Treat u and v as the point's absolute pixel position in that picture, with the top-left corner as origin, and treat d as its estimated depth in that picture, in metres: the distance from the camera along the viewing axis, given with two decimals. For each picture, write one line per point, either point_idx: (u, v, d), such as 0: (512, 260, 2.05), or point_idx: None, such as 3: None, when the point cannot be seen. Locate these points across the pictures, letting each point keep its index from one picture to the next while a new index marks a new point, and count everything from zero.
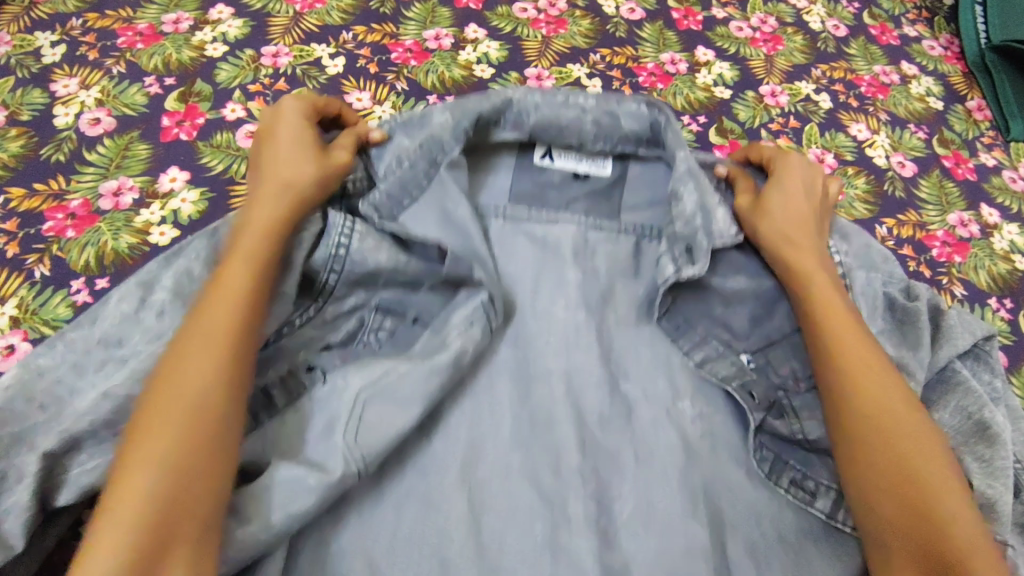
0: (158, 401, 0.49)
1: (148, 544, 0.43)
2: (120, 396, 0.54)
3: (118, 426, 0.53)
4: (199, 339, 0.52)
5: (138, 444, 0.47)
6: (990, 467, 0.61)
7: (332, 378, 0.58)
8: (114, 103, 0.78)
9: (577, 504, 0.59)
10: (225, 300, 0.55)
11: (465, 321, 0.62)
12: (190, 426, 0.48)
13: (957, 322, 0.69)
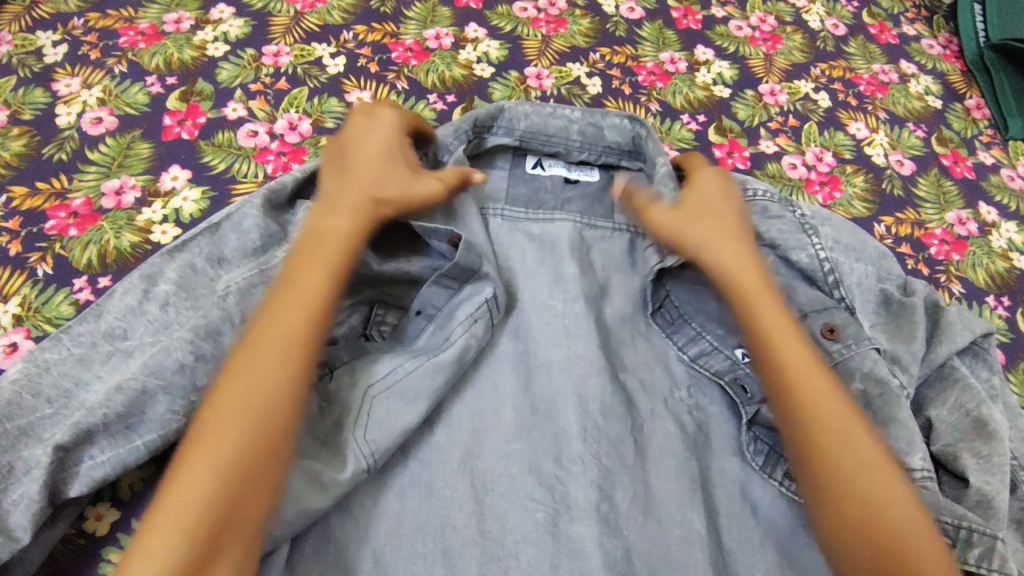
0: (223, 397, 0.49)
1: (206, 536, 0.44)
2: (133, 389, 0.54)
3: (130, 418, 0.54)
4: (269, 340, 0.51)
5: (202, 442, 0.47)
6: (987, 463, 0.61)
7: (340, 375, 0.60)
8: (116, 102, 0.79)
9: (579, 491, 0.60)
10: (295, 305, 0.54)
11: (470, 318, 0.64)
12: (257, 432, 0.48)
13: (957, 319, 0.69)
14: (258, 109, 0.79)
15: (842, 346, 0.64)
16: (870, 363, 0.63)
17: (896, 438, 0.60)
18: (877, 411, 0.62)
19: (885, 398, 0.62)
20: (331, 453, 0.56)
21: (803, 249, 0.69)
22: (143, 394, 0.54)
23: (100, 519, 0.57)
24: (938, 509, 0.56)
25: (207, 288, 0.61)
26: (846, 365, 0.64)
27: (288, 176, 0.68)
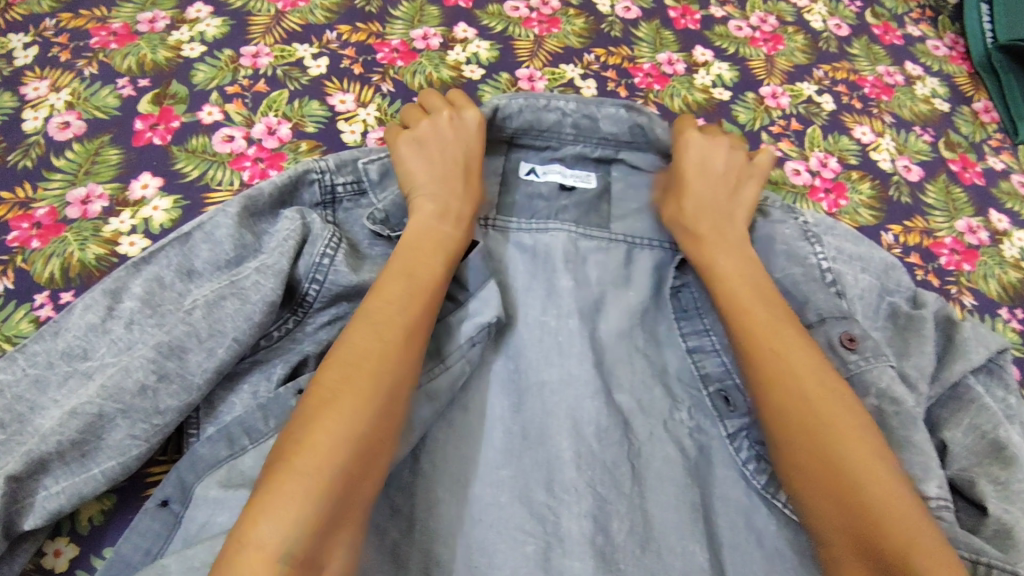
0: (351, 373, 0.48)
1: (326, 515, 0.42)
2: (89, 413, 0.51)
3: (85, 446, 0.51)
4: (400, 323, 0.52)
5: (338, 413, 0.46)
6: (1005, 490, 0.58)
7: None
8: (85, 106, 0.75)
9: (572, 522, 0.56)
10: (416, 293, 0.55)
11: (467, 342, 0.60)
12: (386, 412, 0.48)
13: (972, 336, 0.65)
14: (235, 112, 0.76)
15: (860, 357, 0.60)
16: (888, 378, 0.59)
17: (909, 463, 0.56)
18: (893, 431, 0.57)
19: (901, 417, 0.57)
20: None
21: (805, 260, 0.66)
22: (100, 419, 0.51)
23: (59, 555, 0.53)
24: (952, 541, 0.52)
25: (173, 302, 0.56)
26: (860, 378, 0.60)
27: (267, 183, 0.63)
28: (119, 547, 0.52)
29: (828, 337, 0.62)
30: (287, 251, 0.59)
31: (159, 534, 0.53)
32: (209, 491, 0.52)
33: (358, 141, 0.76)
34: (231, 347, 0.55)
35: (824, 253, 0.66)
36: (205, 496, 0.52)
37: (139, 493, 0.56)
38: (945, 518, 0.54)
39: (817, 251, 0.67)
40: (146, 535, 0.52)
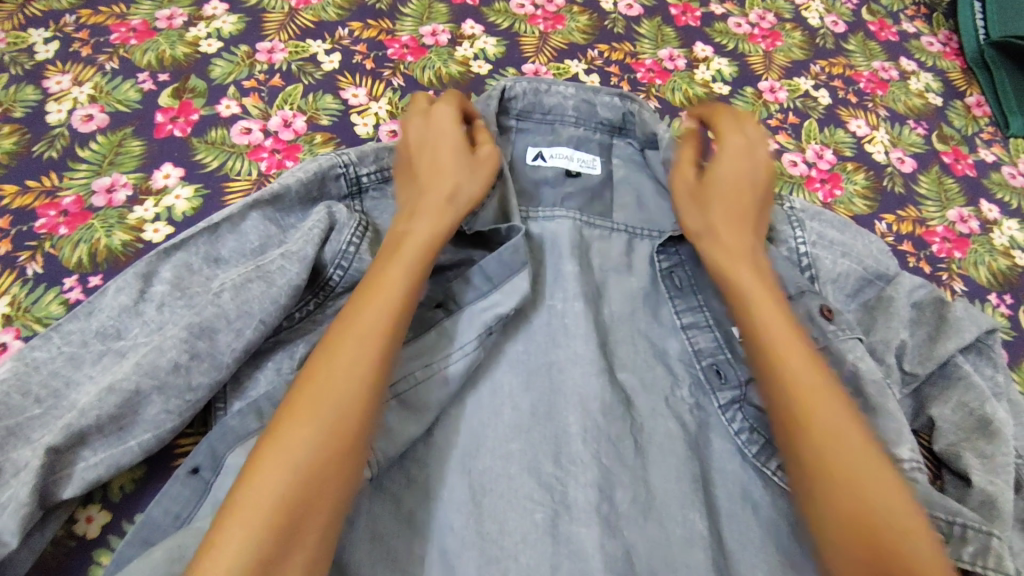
0: (308, 387, 0.48)
1: (281, 520, 0.42)
2: (127, 390, 0.53)
3: (123, 420, 0.53)
4: (358, 329, 0.51)
5: (290, 427, 0.46)
6: (990, 463, 0.61)
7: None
8: (107, 99, 0.78)
9: (579, 492, 0.58)
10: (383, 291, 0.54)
11: (483, 329, 0.63)
12: (344, 408, 0.47)
13: (964, 315, 0.67)
14: (252, 106, 0.78)
15: (836, 327, 0.64)
16: (860, 351, 0.63)
17: (883, 429, 0.59)
18: (869, 398, 0.60)
19: (876, 386, 0.61)
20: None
21: (783, 242, 0.71)
22: (137, 395, 0.53)
23: (91, 521, 0.56)
24: (930, 504, 0.55)
25: (201, 285, 0.59)
26: (836, 347, 0.63)
27: (292, 178, 0.64)
28: (151, 511, 0.54)
29: (808, 308, 0.65)
30: (314, 239, 0.61)
31: (189, 498, 0.55)
32: (240, 459, 0.54)
33: (370, 133, 0.79)
34: (258, 328, 0.57)
35: (803, 238, 0.71)
36: (237, 463, 0.54)
37: (167, 464, 0.59)
38: (919, 480, 0.57)
39: (797, 236, 0.71)
40: (177, 499, 0.55)
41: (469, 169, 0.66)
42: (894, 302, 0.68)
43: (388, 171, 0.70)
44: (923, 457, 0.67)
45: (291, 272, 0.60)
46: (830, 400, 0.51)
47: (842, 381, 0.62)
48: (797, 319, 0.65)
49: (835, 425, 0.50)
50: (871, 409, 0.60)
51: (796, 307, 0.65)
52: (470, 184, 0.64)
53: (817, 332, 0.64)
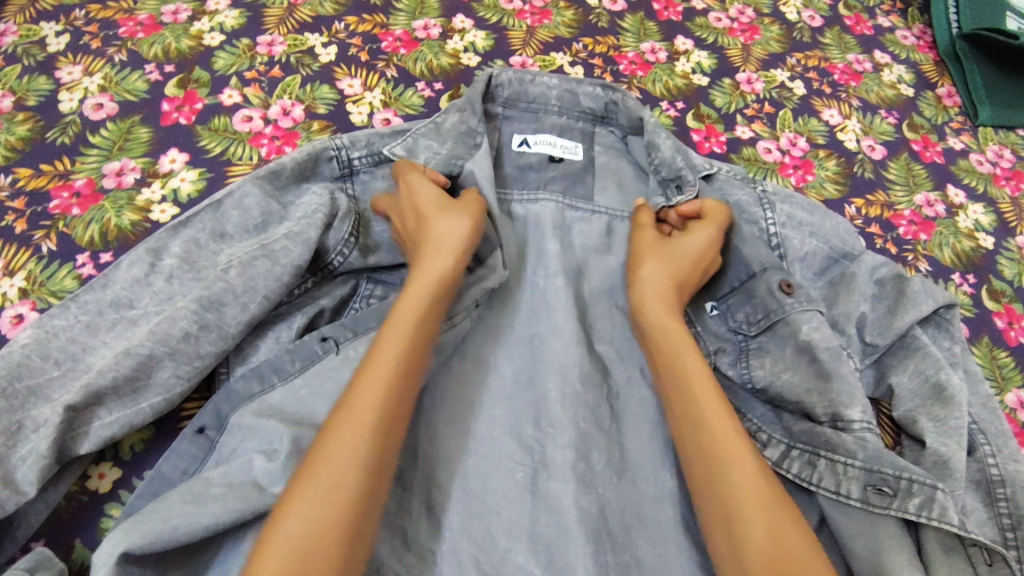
0: (338, 426, 0.50)
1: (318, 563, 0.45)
2: (142, 354, 0.56)
3: (139, 383, 0.57)
4: (380, 366, 0.54)
5: (327, 464, 0.48)
6: (943, 426, 0.65)
7: (344, 350, 0.63)
8: (116, 89, 0.82)
9: (558, 452, 0.63)
10: (400, 329, 0.56)
11: (472, 303, 0.67)
12: (365, 456, 0.49)
13: (921, 289, 0.72)
14: (253, 95, 0.83)
15: (795, 300, 0.68)
16: (818, 321, 0.67)
17: (838, 392, 0.64)
18: (824, 363, 0.65)
19: (830, 352, 0.65)
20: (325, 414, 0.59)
21: (756, 224, 0.76)
22: (150, 360, 0.57)
23: (103, 477, 0.60)
24: (879, 461, 0.60)
25: (208, 260, 0.63)
26: (795, 317, 0.68)
27: (287, 157, 0.70)
28: (161, 465, 0.59)
29: (768, 283, 0.70)
30: (317, 223, 0.65)
31: (195, 455, 0.60)
32: (244, 418, 0.59)
33: (364, 121, 0.83)
34: (262, 304, 0.61)
35: (773, 219, 0.76)
36: (241, 422, 0.59)
37: (175, 426, 0.63)
38: (869, 438, 0.62)
39: (768, 218, 0.76)
40: (184, 456, 0.60)
41: (457, 210, 0.65)
42: (855, 278, 0.73)
43: (381, 155, 0.74)
44: (884, 424, 0.72)
45: (293, 250, 0.63)
46: (681, 340, 0.62)
47: (800, 349, 0.67)
48: (760, 295, 0.70)
49: (675, 355, 0.61)
50: (827, 374, 0.65)
51: (759, 283, 0.71)
52: (459, 231, 0.63)
53: (776, 305, 0.69)
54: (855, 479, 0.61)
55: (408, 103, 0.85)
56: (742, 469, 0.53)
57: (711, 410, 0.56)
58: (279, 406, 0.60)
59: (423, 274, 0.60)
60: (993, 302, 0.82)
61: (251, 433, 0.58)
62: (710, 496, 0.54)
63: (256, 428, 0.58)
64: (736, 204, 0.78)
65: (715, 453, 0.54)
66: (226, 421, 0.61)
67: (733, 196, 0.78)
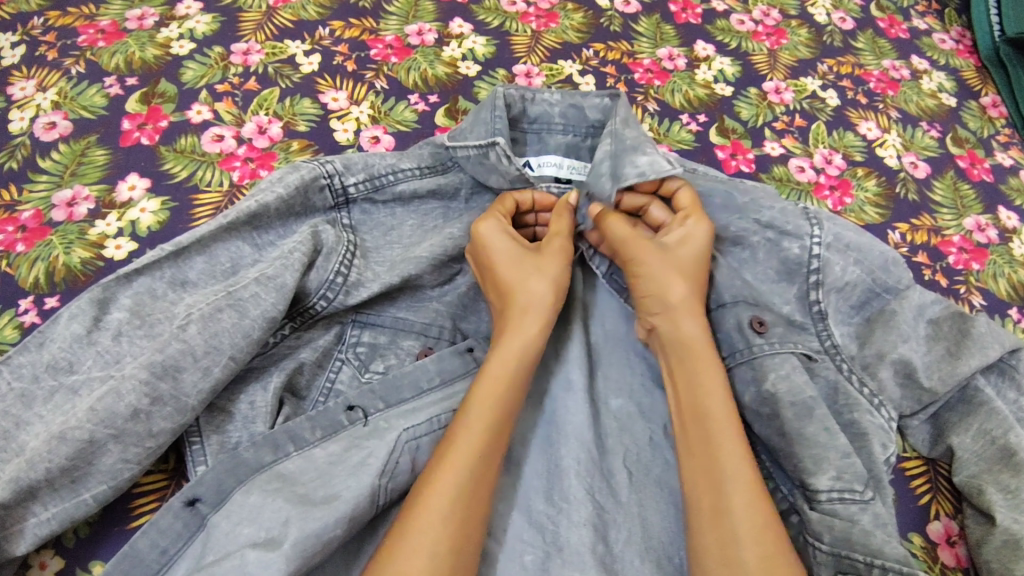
0: (428, 496, 0.46)
1: None
2: (80, 440, 0.48)
3: (77, 472, 0.49)
4: (476, 425, 0.50)
5: (406, 544, 0.44)
6: (1015, 499, 0.57)
7: (373, 421, 0.55)
8: (71, 106, 0.73)
9: (573, 531, 0.54)
10: (494, 386, 0.53)
11: (465, 347, 0.61)
12: (439, 522, 0.45)
13: (987, 331, 0.62)
14: (225, 111, 0.74)
15: (766, 342, 0.59)
16: (789, 368, 0.57)
17: (803, 458, 0.54)
18: (786, 423, 0.55)
19: (796, 408, 0.55)
20: (348, 486, 0.50)
21: (797, 238, 0.62)
22: (91, 445, 0.48)
23: (44, 567, 0.52)
24: (847, 544, 0.51)
25: (164, 313, 0.55)
26: (762, 361, 0.58)
27: (271, 195, 0.59)
28: (135, 542, 0.49)
29: (738, 318, 0.60)
30: (295, 266, 0.56)
31: (179, 534, 0.50)
32: (249, 495, 0.50)
33: (351, 140, 0.74)
34: (228, 365, 0.53)
35: (820, 238, 0.62)
36: (245, 499, 0.50)
37: (125, 506, 0.54)
38: (839, 513, 0.52)
39: (814, 234, 0.62)
40: (166, 533, 0.50)
41: (535, 266, 0.59)
42: (897, 316, 0.62)
43: (380, 178, 0.65)
44: (943, 489, 0.64)
45: (271, 300, 0.54)
46: (704, 371, 0.54)
47: (761, 400, 0.57)
48: (726, 330, 0.61)
49: (702, 389, 0.54)
50: (788, 436, 0.55)
51: (727, 316, 0.61)
52: (542, 295, 0.57)
53: (742, 344, 0.59)
54: (823, 565, 0.51)
55: (400, 119, 0.76)
56: (752, 531, 0.47)
57: (733, 458, 0.50)
58: (292, 477, 0.52)
59: (520, 327, 0.56)
60: None
61: (250, 517, 0.49)
62: (716, 556, 0.47)
63: (259, 513, 0.49)
64: (773, 214, 0.63)
65: (733, 504, 0.48)
66: (227, 496, 0.51)
67: (768, 206, 0.64)
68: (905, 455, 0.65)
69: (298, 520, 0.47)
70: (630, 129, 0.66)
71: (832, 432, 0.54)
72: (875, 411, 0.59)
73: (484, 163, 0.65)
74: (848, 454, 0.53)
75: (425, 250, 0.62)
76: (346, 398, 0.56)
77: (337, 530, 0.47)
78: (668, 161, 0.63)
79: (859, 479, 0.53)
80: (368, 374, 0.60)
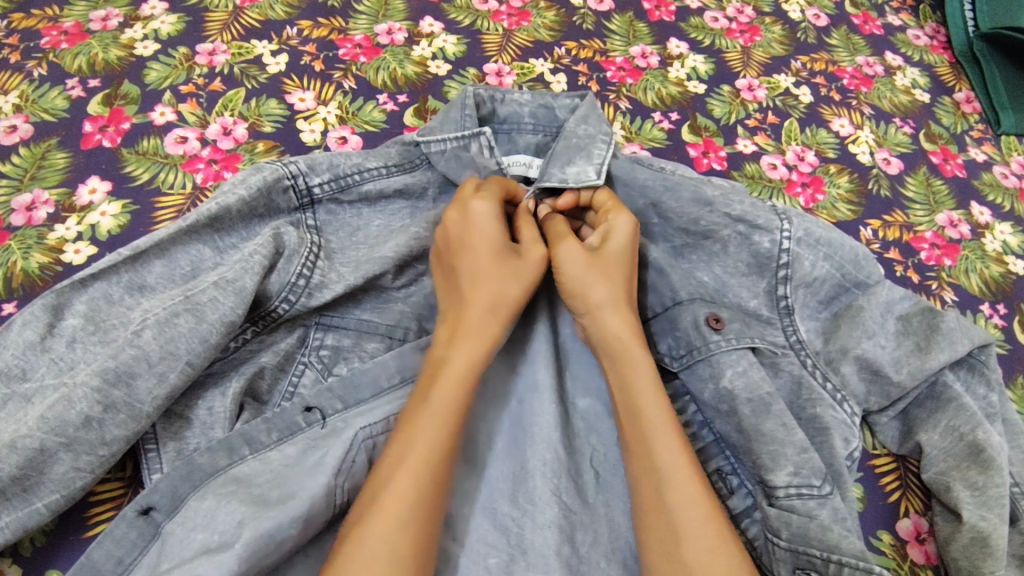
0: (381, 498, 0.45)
1: None
2: (31, 449, 0.47)
3: (28, 482, 0.47)
4: (426, 425, 0.49)
5: (354, 551, 0.43)
6: (983, 496, 0.57)
7: (330, 423, 0.55)
8: (32, 108, 0.72)
9: (541, 535, 0.53)
10: (449, 386, 0.51)
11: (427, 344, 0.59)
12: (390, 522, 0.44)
13: (956, 326, 0.61)
14: (189, 112, 0.73)
15: (722, 338, 0.58)
16: (745, 364, 0.57)
17: (760, 454, 0.54)
18: (743, 419, 0.55)
19: (752, 404, 0.55)
20: (304, 485, 0.49)
21: (768, 232, 0.62)
22: (41, 454, 0.47)
23: None
24: (805, 540, 0.50)
25: (119, 319, 0.54)
26: (717, 359, 0.57)
27: (233, 196, 0.58)
28: (91, 551, 0.48)
29: (694, 316, 0.60)
30: (255, 269, 0.55)
31: (135, 542, 0.49)
32: (203, 500, 0.49)
33: (317, 140, 0.73)
34: (185, 371, 0.51)
35: (790, 233, 0.62)
36: (199, 505, 0.49)
37: (81, 515, 0.53)
38: (797, 509, 0.52)
39: (784, 229, 0.62)
40: (122, 542, 0.49)
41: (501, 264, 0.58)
42: (863, 311, 0.62)
43: (345, 178, 0.64)
44: (912, 486, 0.63)
45: (230, 303, 0.53)
46: (635, 364, 0.54)
47: (719, 397, 0.57)
48: (683, 328, 0.60)
49: (632, 386, 0.53)
50: (746, 432, 0.55)
51: (683, 314, 0.61)
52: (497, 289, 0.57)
53: (699, 342, 0.59)
54: (782, 561, 0.51)
55: (368, 119, 0.75)
56: (693, 523, 0.46)
57: (669, 453, 0.49)
58: (248, 480, 0.51)
59: (477, 327, 0.54)
60: None
61: (204, 522, 0.48)
62: (659, 551, 0.46)
63: (214, 516, 0.48)
64: (743, 208, 0.63)
65: (672, 497, 0.48)
66: (182, 503, 0.50)
67: (737, 200, 0.63)
68: (874, 452, 0.64)
69: (252, 520, 0.47)
70: (581, 130, 0.66)
71: (789, 427, 0.54)
72: (838, 405, 0.60)
73: (463, 156, 0.66)
74: (805, 449, 0.53)
75: (390, 251, 0.62)
76: (302, 399, 0.55)
77: (291, 530, 0.47)
78: (595, 173, 0.64)
79: (816, 474, 0.53)
80: (330, 377, 0.59)
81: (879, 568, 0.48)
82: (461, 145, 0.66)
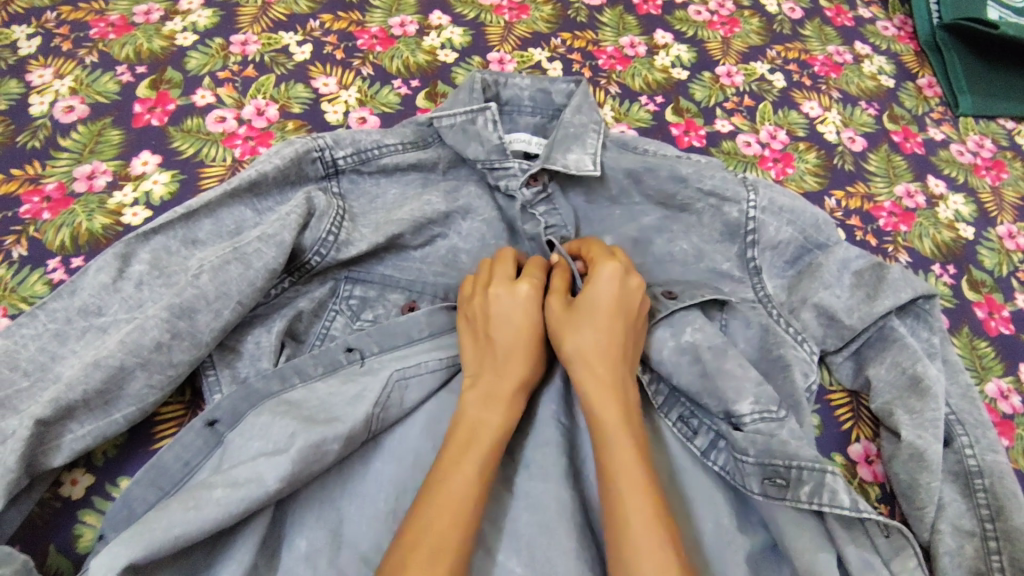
0: (419, 523, 0.49)
1: None
2: (112, 366, 0.56)
3: (108, 396, 0.56)
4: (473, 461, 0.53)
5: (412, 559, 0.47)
6: (919, 417, 0.65)
7: (368, 362, 0.64)
8: (87, 91, 0.81)
9: (537, 454, 0.61)
10: (479, 434, 0.55)
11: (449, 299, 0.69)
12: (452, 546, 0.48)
13: (900, 277, 0.70)
14: (226, 95, 0.82)
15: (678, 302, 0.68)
16: (700, 323, 0.67)
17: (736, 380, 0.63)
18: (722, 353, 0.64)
19: (712, 350, 0.64)
20: (347, 413, 0.58)
21: (735, 204, 0.72)
22: (121, 371, 0.56)
23: (75, 484, 0.59)
24: (770, 453, 0.59)
25: (179, 266, 0.63)
26: (676, 319, 0.67)
27: (269, 165, 0.67)
28: (161, 455, 0.57)
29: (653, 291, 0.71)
30: (292, 225, 0.64)
31: (199, 449, 0.58)
32: (260, 416, 0.58)
33: (340, 120, 0.82)
34: (236, 309, 0.61)
35: (756, 203, 0.71)
36: (256, 420, 0.58)
37: (148, 431, 0.63)
38: (762, 430, 0.61)
39: (750, 200, 0.71)
40: (188, 448, 0.58)
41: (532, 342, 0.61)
42: (822, 268, 0.71)
43: (366, 152, 0.73)
44: (863, 416, 0.72)
45: (273, 254, 0.62)
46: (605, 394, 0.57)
47: (678, 350, 0.65)
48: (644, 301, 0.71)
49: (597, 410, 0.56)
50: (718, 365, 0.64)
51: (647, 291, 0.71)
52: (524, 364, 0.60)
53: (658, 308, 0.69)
54: (751, 475, 0.59)
55: (384, 101, 0.84)
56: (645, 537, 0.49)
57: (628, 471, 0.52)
58: (297, 404, 0.60)
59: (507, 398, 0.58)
60: (973, 292, 0.82)
61: (259, 433, 0.57)
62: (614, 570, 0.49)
63: (268, 429, 0.57)
64: (715, 182, 0.72)
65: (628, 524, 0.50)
66: (240, 418, 0.59)
67: (709, 176, 0.72)
68: (830, 388, 0.73)
69: (303, 433, 0.56)
70: (576, 119, 0.75)
71: (744, 366, 0.63)
72: (800, 345, 0.68)
73: (469, 129, 0.74)
74: (760, 382, 0.62)
75: (406, 215, 0.71)
76: (344, 340, 0.64)
77: (334, 444, 0.56)
78: (592, 164, 0.73)
79: (773, 402, 0.62)
80: (359, 322, 0.68)
81: (831, 466, 0.56)
82: (468, 118, 0.74)
